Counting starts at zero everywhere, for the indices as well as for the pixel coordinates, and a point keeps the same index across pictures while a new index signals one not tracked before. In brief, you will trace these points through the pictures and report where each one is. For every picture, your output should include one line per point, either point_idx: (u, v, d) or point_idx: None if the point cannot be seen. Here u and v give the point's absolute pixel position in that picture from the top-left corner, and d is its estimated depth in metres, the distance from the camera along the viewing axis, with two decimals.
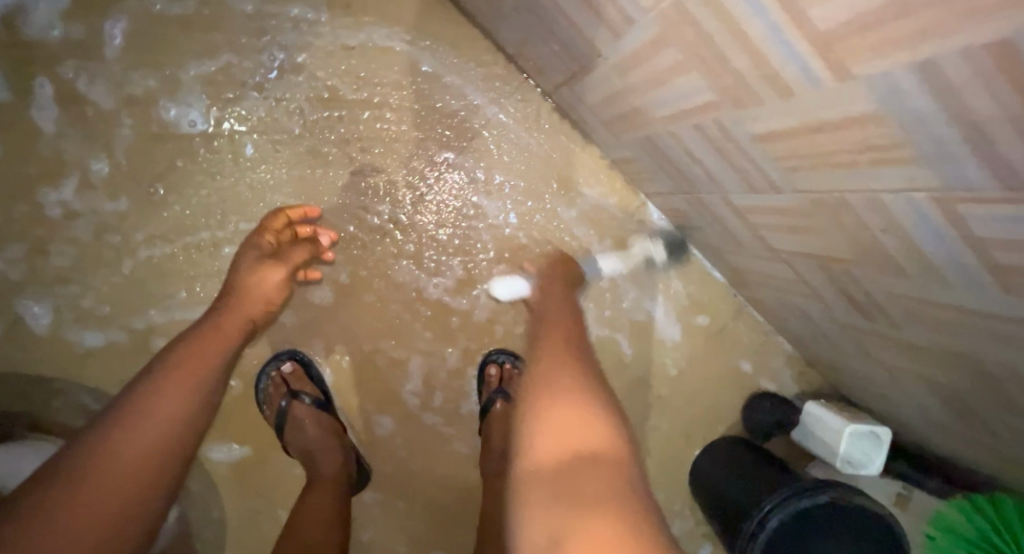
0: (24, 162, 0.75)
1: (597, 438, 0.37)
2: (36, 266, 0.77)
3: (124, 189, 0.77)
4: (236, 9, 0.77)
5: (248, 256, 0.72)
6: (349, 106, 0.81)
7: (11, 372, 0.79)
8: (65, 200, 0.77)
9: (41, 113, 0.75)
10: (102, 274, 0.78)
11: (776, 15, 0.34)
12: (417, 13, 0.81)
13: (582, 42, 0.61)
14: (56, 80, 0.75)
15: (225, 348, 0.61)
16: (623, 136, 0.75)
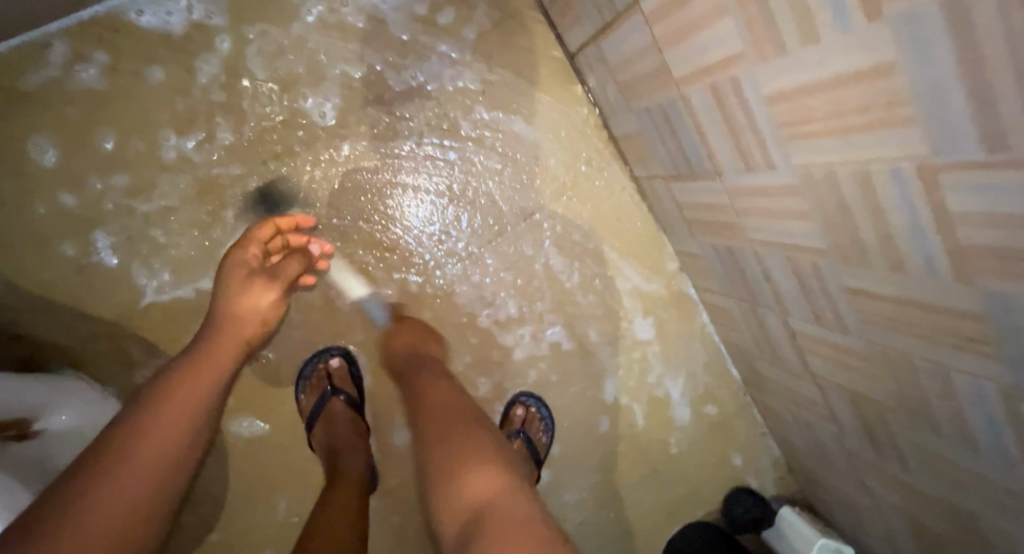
0: (153, 108, 0.78)
1: (515, 510, 0.48)
2: (129, 205, 0.79)
3: (238, 158, 0.80)
4: (392, 30, 0.82)
5: (234, 274, 0.72)
6: (462, 140, 0.87)
7: (67, 298, 0.78)
8: (178, 152, 0.79)
9: (183, 68, 0.78)
10: (189, 230, 0.80)
11: (923, 217, 0.41)
12: (547, 76, 0.88)
13: (703, 157, 0.69)
14: (209, 43, 0.78)
15: (222, 370, 0.64)
16: (701, 237, 0.84)
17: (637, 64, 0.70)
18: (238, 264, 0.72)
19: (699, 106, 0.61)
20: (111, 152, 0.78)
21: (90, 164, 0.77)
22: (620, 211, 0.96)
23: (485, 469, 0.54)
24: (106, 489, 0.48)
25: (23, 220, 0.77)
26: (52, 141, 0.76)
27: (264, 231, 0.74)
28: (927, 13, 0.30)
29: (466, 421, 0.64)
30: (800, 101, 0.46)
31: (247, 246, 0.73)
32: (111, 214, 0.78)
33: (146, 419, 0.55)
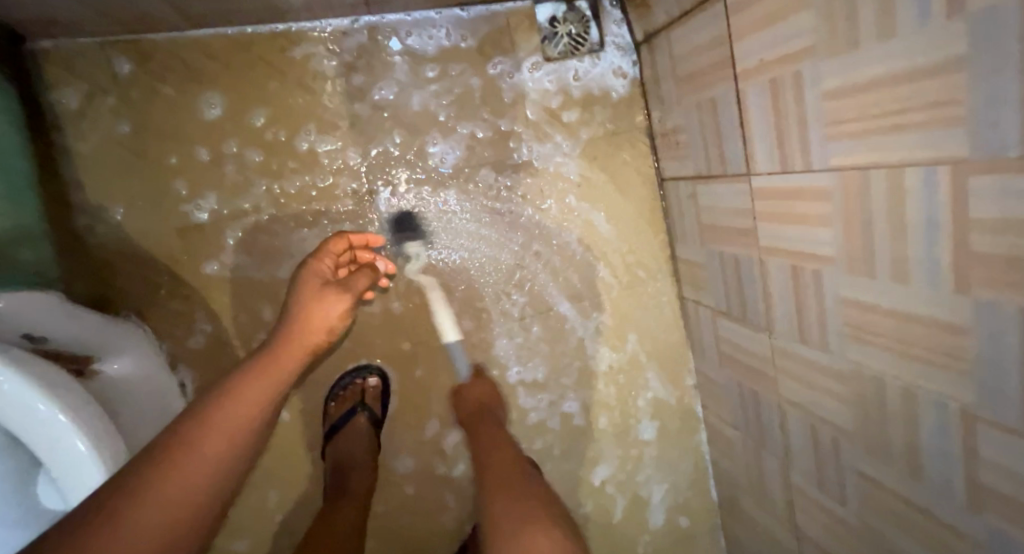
0: (298, 110, 0.85)
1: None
2: (244, 184, 0.84)
3: (353, 177, 0.88)
4: (523, 110, 0.92)
5: (311, 281, 0.75)
6: (547, 219, 0.96)
7: (162, 245, 0.83)
8: (304, 154, 0.86)
9: (336, 85, 0.85)
10: (288, 223, 0.86)
11: (955, 448, 0.49)
12: (635, 189, 0.98)
13: (757, 312, 0.78)
14: (367, 71, 0.86)
15: (277, 385, 0.65)
16: (730, 370, 0.92)
17: (726, 218, 0.80)
18: (314, 273, 0.76)
19: (777, 275, 0.70)
20: (247, 138, 0.84)
21: (226, 143, 0.83)
22: (660, 321, 1.05)
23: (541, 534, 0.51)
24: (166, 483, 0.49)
25: (149, 173, 0.82)
26: (216, 106, 0.83)
27: (335, 244, 0.79)
28: (1009, 313, 0.39)
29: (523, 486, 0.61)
30: (873, 316, 0.55)
31: (324, 259, 0.78)
32: (226, 191, 0.84)
33: (207, 424, 0.56)
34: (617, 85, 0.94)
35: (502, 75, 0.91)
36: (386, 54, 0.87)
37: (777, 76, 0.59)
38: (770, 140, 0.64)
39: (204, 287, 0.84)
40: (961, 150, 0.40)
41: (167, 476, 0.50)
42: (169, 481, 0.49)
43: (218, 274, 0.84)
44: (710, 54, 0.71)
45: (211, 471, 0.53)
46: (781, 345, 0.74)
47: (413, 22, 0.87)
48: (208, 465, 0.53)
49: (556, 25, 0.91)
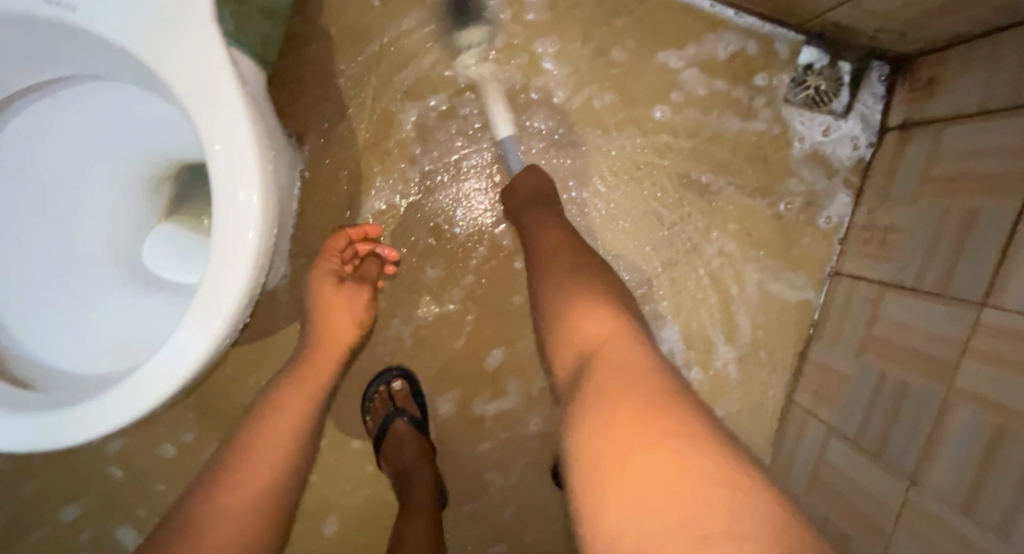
0: (535, 28, 0.82)
1: (620, 353, 0.43)
2: (448, 70, 0.82)
3: (547, 119, 0.84)
4: (736, 136, 0.86)
5: (323, 283, 0.70)
6: (701, 252, 0.89)
7: (348, 85, 0.80)
8: (517, 69, 0.83)
9: (582, 24, 0.83)
10: (467, 127, 0.83)
11: None
12: (802, 269, 0.90)
13: (899, 449, 0.68)
14: (615, 26, 0.83)
15: (312, 396, 0.60)
16: (819, 499, 0.81)
17: (908, 338, 0.71)
18: (320, 275, 0.69)
19: (962, 424, 0.60)
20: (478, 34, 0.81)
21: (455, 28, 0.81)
22: (755, 412, 0.95)
23: (594, 307, 0.51)
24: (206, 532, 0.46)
25: (380, 24, 0.80)
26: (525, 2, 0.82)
27: (336, 242, 0.73)
28: None
29: (578, 252, 0.61)
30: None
31: (329, 254, 0.72)
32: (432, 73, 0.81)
33: (225, 482, 0.50)
34: (841, 158, 0.87)
35: (735, 92, 0.85)
36: (640, 19, 0.83)
37: None
38: None
39: (365, 147, 0.82)
40: None
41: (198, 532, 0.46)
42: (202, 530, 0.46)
43: (383, 142, 0.82)
44: (992, 164, 0.63)
45: (254, 514, 0.50)
46: (921, 500, 0.63)
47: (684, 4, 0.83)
48: (251, 505, 0.50)
49: (809, 73, 0.85)
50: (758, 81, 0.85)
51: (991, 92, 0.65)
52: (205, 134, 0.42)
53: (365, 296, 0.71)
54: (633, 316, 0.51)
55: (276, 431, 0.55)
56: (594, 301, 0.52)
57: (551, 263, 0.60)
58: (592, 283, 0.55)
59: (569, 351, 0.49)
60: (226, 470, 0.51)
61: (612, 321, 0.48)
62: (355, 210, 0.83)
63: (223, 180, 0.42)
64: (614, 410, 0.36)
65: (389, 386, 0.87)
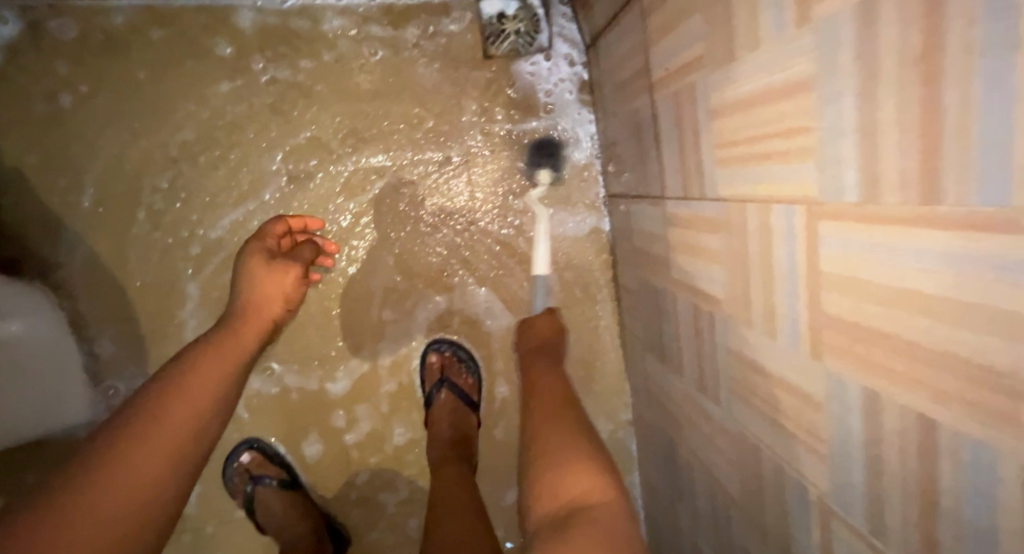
0: (218, 83, 0.81)
1: (601, 521, 0.42)
2: (153, 158, 0.81)
3: (274, 162, 0.84)
4: (462, 108, 0.87)
5: (257, 261, 0.73)
6: (478, 226, 0.91)
7: (62, 211, 0.80)
8: (222, 129, 0.82)
9: (261, 62, 0.81)
10: (199, 204, 0.82)
11: (814, 538, 0.42)
12: (577, 204, 0.92)
13: (670, 348, 0.71)
14: (295, 50, 0.82)
15: (230, 364, 0.61)
16: (653, 406, 0.85)
17: (648, 243, 0.73)
18: (253, 253, 0.73)
19: (683, 312, 0.63)
20: (165, 113, 0.80)
21: (141, 115, 0.80)
22: (595, 345, 0.98)
23: (581, 458, 0.50)
24: (123, 467, 0.47)
25: (65, 140, 0.78)
26: (195, 62, 0.80)
27: (273, 226, 0.77)
28: (854, 391, 0.33)
29: (577, 420, 0.57)
30: (752, 375, 0.47)
31: (266, 238, 0.76)
32: (140, 167, 0.80)
33: (147, 420, 0.51)
34: (566, 89, 0.88)
35: (439, 69, 0.85)
36: (315, 35, 0.82)
37: (677, 89, 0.52)
38: (677, 163, 0.56)
39: (111, 262, 0.82)
40: (812, 188, 0.33)
41: (110, 464, 0.47)
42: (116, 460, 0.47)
43: (126, 247, 0.82)
44: (633, 65, 0.65)
45: (167, 454, 0.50)
46: (686, 390, 0.67)
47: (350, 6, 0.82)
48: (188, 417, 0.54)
49: (504, 22, 0.85)
50: (464, 51, 0.86)
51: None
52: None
53: (295, 276, 0.73)
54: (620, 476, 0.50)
55: (198, 384, 0.57)
56: (592, 450, 0.52)
57: (566, 416, 0.57)
58: (601, 453, 0.51)
59: (545, 497, 0.48)
60: (152, 404, 0.53)
61: (603, 483, 0.47)
62: (129, 322, 0.83)
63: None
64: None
65: (240, 462, 0.91)
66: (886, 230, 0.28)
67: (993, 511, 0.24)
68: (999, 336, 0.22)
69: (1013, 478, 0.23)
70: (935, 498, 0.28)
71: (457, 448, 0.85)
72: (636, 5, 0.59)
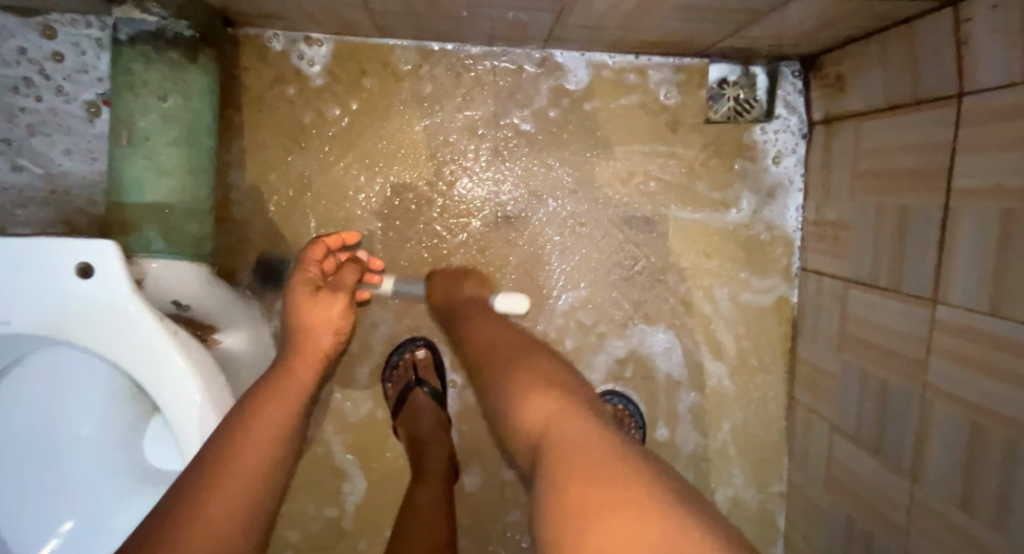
0: (448, 122, 0.83)
1: (574, 428, 0.38)
2: (375, 186, 0.83)
3: (488, 201, 0.85)
4: (670, 168, 0.87)
5: (301, 291, 0.68)
6: (668, 284, 0.90)
7: (284, 228, 0.82)
8: (444, 166, 0.84)
9: (490, 103, 0.83)
10: (410, 234, 0.84)
11: None
12: (768, 273, 0.91)
13: (897, 445, 0.69)
14: (522, 95, 0.83)
15: (289, 406, 0.55)
16: (835, 491, 0.83)
17: (881, 336, 0.71)
18: (298, 281, 0.69)
19: (944, 419, 0.61)
20: (394, 144, 0.82)
21: (371, 142, 0.82)
22: (760, 415, 0.96)
23: (547, 387, 0.45)
24: (216, 496, 0.42)
25: (298, 162, 0.81)
26: (429, 99, 0.82)
27: (311, 252, 0.73)
28: None
29: (530, 349, 0.55)
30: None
31: (307, 267, 0.72)
32: (362, 193, 0.83)
33: (224, 444, 0.47)
34: (783, 158, 0.87)
35: (657, 127, 0.86)
36: (545, 84, 0.83)
37: (1011, 209, 0.50)
38: (979, 276, 0.55)
39: None
40: None
41: (198, 519, 0.40)
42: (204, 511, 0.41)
43: None
44: (912, 161, 0.64)
45: (245, 505, 0.44)
46: (922, 495, 0.65)
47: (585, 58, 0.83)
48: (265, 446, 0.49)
49: (725, 86, 0.85)
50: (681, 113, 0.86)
51: (894, 90, 0.65)
52: (127, 352, 0.51)
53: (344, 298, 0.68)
54: (591, 392, 0.46)
55: (264, 425, 0.51)
56: (542, 372, 0.49)
57: (506, 353, 0.55)
58: (549, 370, 0.49)
59: (523, 437, 0.43)
60: (217, 451, 0.46)
61: (560, 394, 0.44)
62: None
63: (166, 389, 0.52)
64: (568, 497, 0.32)
65: (413, 354, 0.87)
66: None
67: None
68: None
69: None
70: None
71: None
72: (946, 109, 0.58)
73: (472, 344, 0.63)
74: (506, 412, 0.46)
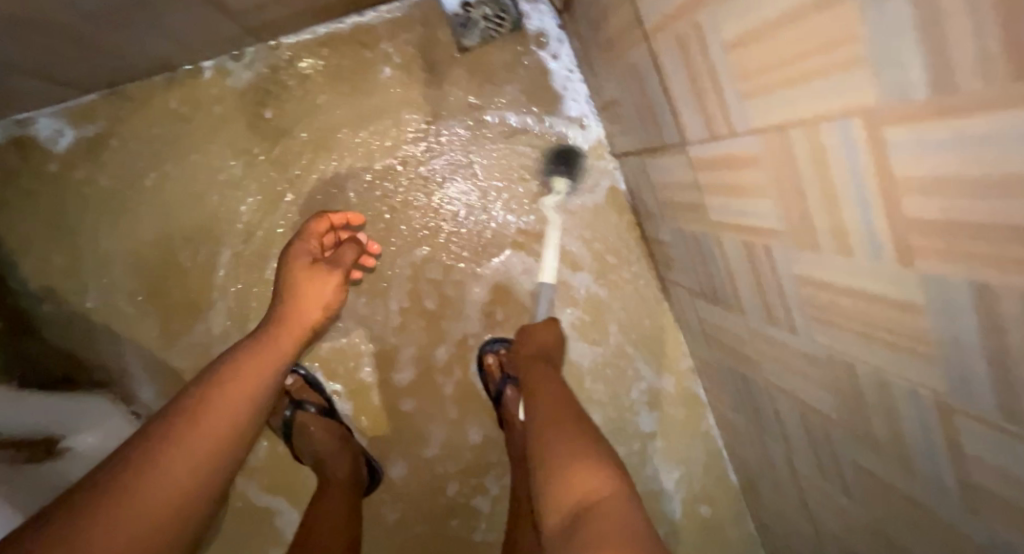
0: (203, 143, 0.77)
1: (617, 523, 0.44)
2: (161, 237, 0.78)
3: (283, 207, 0.80)
4: (449, 107, 0.83)
5: (298, 264, 0.72)
6: (497, 218, 0.88)
7: (91, 314, 0.79)
8: (220, 188, 0.78)
9: (236, 106, 0.77)
10: (218, 269, 0.80)
11: (932, 425, 0.41)
12: (587, 171, 0.90)
13: (725, 287, 0.70)
14: (265, 84, 0.77)
15: (262, 372, 0.62)
16: (714, 346, 0.85)
17: (676, 192, 0.71)
18: (297, 255, 0.72)
19: (734, 248, 0.61)
20: (160, 189, 0.77)
21: (138, 195, 0.77)
22: (640, 305, 0.97)
23: (596, 467, 0.52)
24: (189, 440, 0.52)
25: (76, 246, 0.78)
26: (174, 128, 0.76)
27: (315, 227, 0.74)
28: (960, 285, 0.32)
29: (586, 422, 0.61)
30: (843, 301, 0.45)
31: (307, 239, 0.74)
32: (152, 249, 0.78)
33: (204, 402, 0.56)
34: (552, 50, 0.84)
35: (419, 69, 0.80)
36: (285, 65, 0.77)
37: (683, 28, 0.50)
38: (693, 104, 0.55)
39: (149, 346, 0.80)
40: (867, 96, 0.33)
41: (163, 461, 0.49)
42: (171, 459, 0.50)
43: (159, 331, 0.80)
44: (623, 15, 0.62)
45: (205, 458, 0.53)
46: (752, 323, 0.66)
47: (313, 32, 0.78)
48: (236, 403, 0.58)
49: (470, 8, 0.80)
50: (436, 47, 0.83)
51: None
52: None
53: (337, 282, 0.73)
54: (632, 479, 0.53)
55: (238, 388, 0.59)
56: (592, 452, 0.55)
57: (570, 419, 0.61)
58: (598, 450, 0.56)
59: (563, 501, 0.51)
60: (193, 412, 0.54)
61: (605, 477, 0.51)
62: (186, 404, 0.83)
63: None
64: None
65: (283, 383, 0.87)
66: (963, 123, 0.27)
67: None
68: None
69: None
70: None
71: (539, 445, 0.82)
72: None
73: (536, 402, 0.66)
74: (551, 473, 0.54)
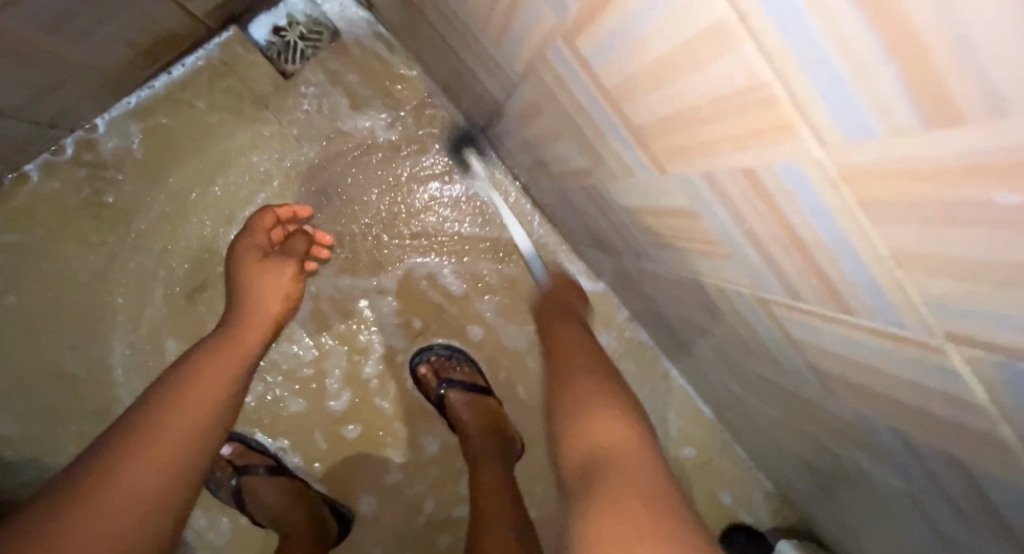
0: (58, 246, 0.75)
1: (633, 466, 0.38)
2: (42, 350, 0.76)
3: (156, 282, 0.77)
4: (292, 135, 0.80)
5: (248, 261, 0.62)
6: (380, 231, 0.85)
7: None
8: (88, 285, 0.76)
9: (76, 200, 0.75)
10: (109, 364, 0.77)
11: (764, 318, 0.40)
12: (457, 156, 0.86)
13: (602, 232, 0.67)
14: (99, 171, 0.75)
15: (234, 369, 0.49)
16: (630, 292, 0.82)
17: (526, 153, 0.68)
18: (247, 251, 0.63)
19: (583, 194, 0.58)
20: (27, 304, 0.75)
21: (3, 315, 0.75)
22: (557, 273, 0.94)
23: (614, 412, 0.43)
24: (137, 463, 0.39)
25: None
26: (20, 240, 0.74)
27: (259, 221, 0.67)
28: (697, 179, 0.31)
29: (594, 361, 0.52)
30: (657, 220, 0.43)
31: (253, 236, 0.65)
32: (34, 364, 0.76)
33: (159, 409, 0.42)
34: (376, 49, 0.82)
35: (249, 108, 0.78)
36: (114, 149, 0.75)
37: None
38: (480, 63, 0.52)
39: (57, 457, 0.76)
40: (551, 17, 0.31)
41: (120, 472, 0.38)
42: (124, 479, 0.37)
43: (68, 443, 0.77)
44: None
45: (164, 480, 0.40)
46: (634, 261, 0.63)
47: (130, 103, 0.75)
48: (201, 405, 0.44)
49: (283, 33, 0.78)
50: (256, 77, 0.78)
51: None
52: None
53: (293, 271, 0.63)
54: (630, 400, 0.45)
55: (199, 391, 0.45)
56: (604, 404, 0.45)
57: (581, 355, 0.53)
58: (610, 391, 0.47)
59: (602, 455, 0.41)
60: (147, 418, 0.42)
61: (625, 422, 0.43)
62: None
63: None
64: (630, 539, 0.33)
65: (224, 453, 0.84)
66: (612, 13, 0.25)
67: (832, 222, 0.22)
68: (725, 56, 0.20)
69: (810, 166, 0.21)
70: (801, 240, 0.26)
71: (485, 440, 0.79)
72: None
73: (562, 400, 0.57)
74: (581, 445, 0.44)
